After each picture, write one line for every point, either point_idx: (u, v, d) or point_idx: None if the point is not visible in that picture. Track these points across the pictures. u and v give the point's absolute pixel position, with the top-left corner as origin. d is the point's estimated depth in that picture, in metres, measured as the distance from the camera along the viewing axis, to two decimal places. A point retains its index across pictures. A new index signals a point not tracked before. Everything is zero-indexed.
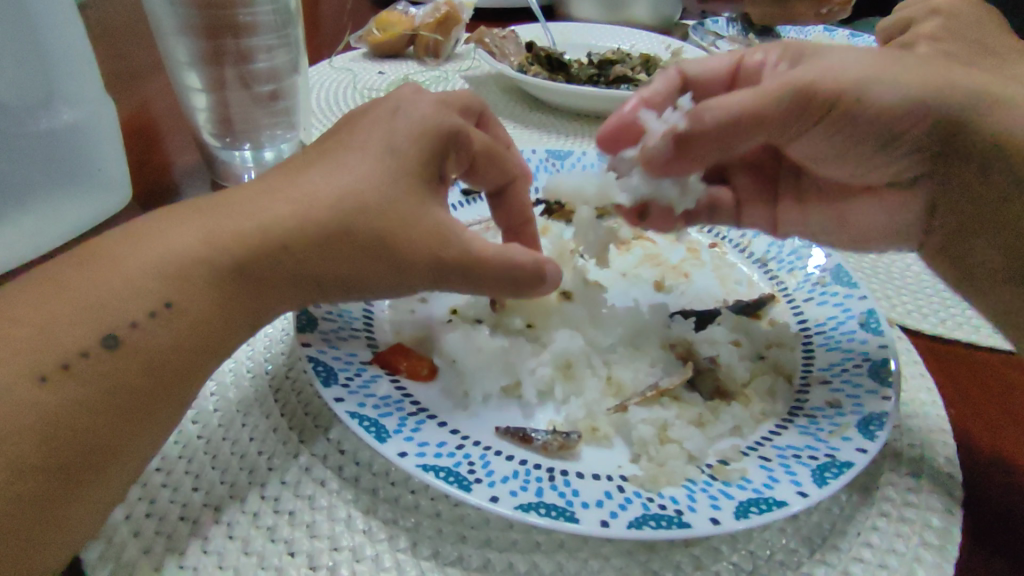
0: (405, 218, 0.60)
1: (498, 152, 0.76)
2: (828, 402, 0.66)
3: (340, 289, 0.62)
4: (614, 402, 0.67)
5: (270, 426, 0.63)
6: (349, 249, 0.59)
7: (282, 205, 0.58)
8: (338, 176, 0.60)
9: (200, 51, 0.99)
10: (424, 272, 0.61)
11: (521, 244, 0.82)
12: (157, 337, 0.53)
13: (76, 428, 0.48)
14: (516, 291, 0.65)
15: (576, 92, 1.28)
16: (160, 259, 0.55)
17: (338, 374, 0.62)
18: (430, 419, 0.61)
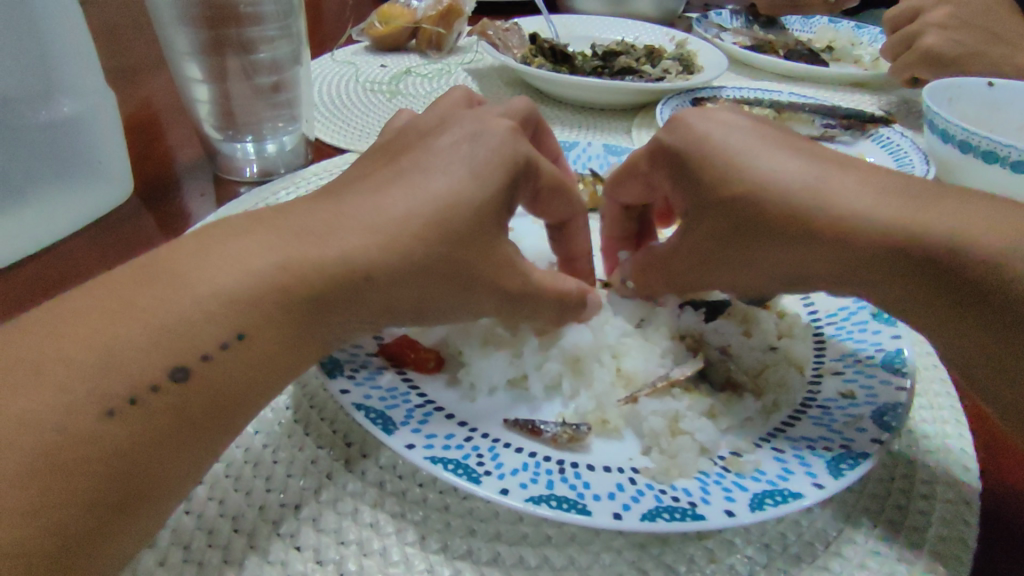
0: (477, 246, 0.59)
1: (564, 185, 0.70)
2: (841, 393, 0.65)
3: (409, 318, 0.61)
4: (625, 393, 0.66)
5: (279, 424, 0.62)
6: (413, 277, 0.57)
7: (358, 234, 0.56)
8: (394, 196, 0.58)
9: (200, 42, 0.98)
10: (491, 297, 0.63)
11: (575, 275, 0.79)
12: (227, 371, 0.50)
13: (140, 463, 0.46)
14: (563, 312, 0.68)
15: (580, 84, 1.27)
16: (225, 282, 0.51)
17: (344, 366, 0.62)
18: (438, 411, 0.60)
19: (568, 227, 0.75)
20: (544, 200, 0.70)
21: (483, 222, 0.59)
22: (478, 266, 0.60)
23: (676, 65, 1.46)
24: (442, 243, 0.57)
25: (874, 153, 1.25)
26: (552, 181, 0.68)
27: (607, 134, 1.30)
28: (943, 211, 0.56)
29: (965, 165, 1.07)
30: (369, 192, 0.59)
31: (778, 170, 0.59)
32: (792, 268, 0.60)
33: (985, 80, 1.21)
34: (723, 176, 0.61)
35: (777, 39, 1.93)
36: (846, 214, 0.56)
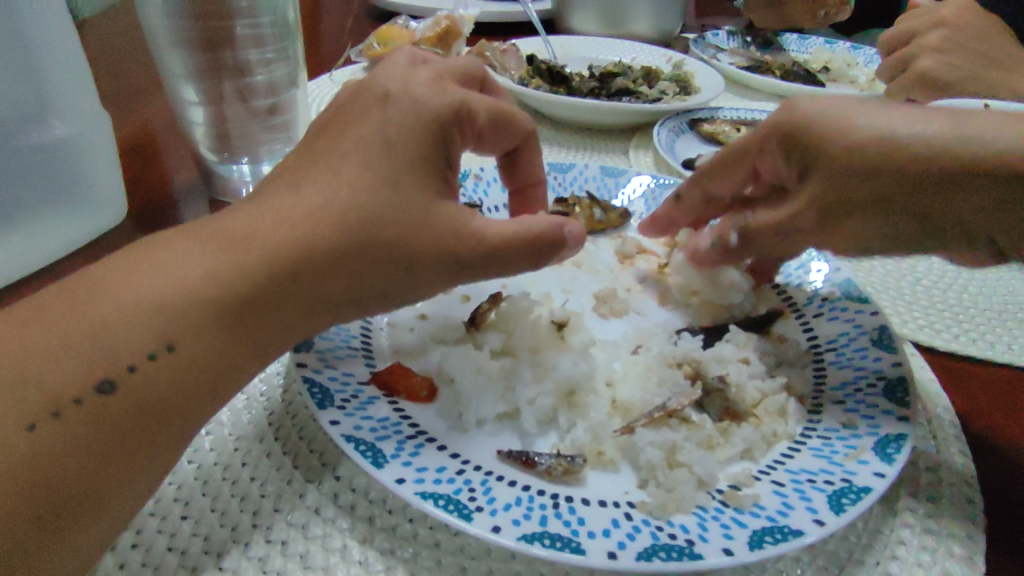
0: (415, 225, 0.57)
1: (504, 116, 0.69)
2: (842, 422, 0.63)
3: (348, 303, 0.59)
4: (622, 424, 0.64)
5: (256, 437, 0.63)
6: (353, 264, 0.56)
7: (284, 229, 0.55)
8: (328, 186, 0.56)
9: (195, 64, 0.98)
10: (439, 269, 0.59)
11: (525, 206, 0.84)
12: (154, 382, 0.50)
13: (59, 474, 0.46)
14: (533, 261, 0.62)
15: (576, 104, 1.27)
16: (152, 295, 0.51)
17: (334, 397, 0.60)
18: (430, 443, 0.59)
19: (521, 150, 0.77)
20: (487, 135, 0.70)
21: (416, 199, 0.57)
22: (416, 242, 0.57)
23: (673, 86, 1.47)
24: (365, 224, 0.55)
25: None
26: (493, 115, 0.67)
27: (603, 155, 1.30)
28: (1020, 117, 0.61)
29: None
30: (303, 179, 0.57)
31: (841, 109, 0.62)
32: (893, 215, 0.62)
33: (980, 101, 1.21)
34: (878, 145, 0.59)
35: (774, 61, 1.94)
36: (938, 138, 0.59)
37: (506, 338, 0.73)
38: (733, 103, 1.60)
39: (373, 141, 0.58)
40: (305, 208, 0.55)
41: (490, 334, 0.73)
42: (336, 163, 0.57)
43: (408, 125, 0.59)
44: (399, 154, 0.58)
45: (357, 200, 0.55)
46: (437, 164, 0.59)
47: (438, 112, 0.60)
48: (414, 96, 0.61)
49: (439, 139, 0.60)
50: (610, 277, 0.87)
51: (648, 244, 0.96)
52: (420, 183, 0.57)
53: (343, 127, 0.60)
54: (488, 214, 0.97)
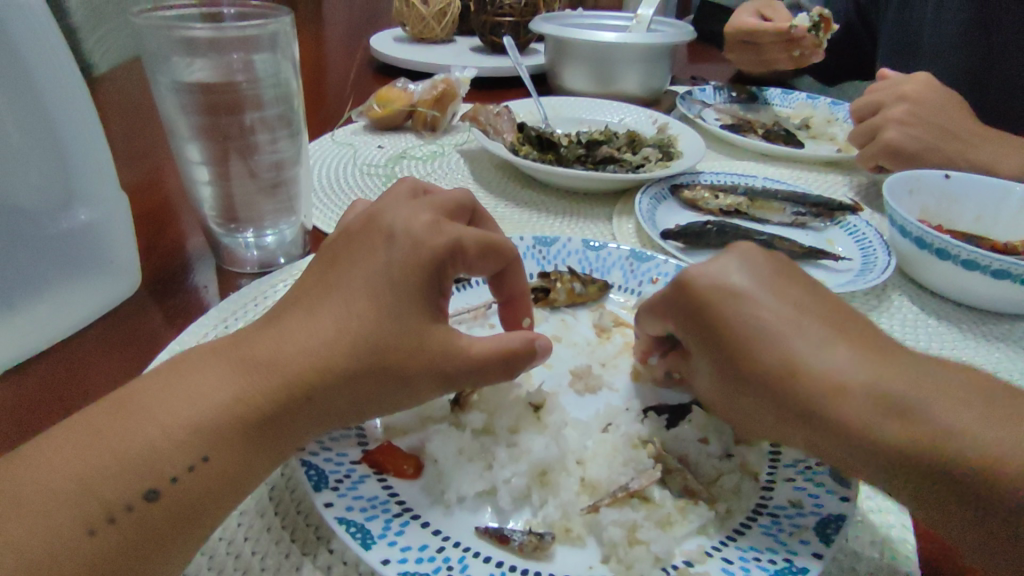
0: (412, 348, 0.66)
1: (489, 245, 0.77)
2: (790, 500, 0.70)
3: (352, 416, 0.66)
4: (590, 501, 0.70)
5: (257, 511, 0.69)
6: (357, 380, 0.64)
7: (302, 354, 0.63)
8: (341, 313, 0.65)
9: (209, 150, 1.06)
10: (429, 381, 0.67)
11: (516, 314, 0.91)
12: (191, 489, 0.58)
13: (113, 573, 0.54)
14: (508, 372, 0.71)
15: (560, 174, 1.35)
16: (192, 414, 0.60)
17: (328, 478, 0.67)
18: (414, 520, 0.66)
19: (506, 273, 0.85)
20: (478, 262, 0.77)
21: (416, 322, 0.66)
22: (410, 364, 0.66)
23: (656, 152, 1.56)
24: (370, 347, 0.64)
25: (841, 240, 1.32)
26: (480, 243, 0.75)
27: (588, 220, 1.37)
28: (931, 401, 0.65)
29: (921, 258, 1.14)
30: (319, 305, 0.66)
31: (754, 310, 0.69)
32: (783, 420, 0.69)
33: (940, 172, 1.30)
34: (763, 352, 0.67)
35: (755, 118, 2.03)
36: (833, 382, 0.65)
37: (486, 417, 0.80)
38: (714, 165, 1.69)
39: (375, 267, 0.67)
40: (323, 337, 0.64)
41: (473, 414, 0.79)
42: (344, 287, 0.66)
43: (408, 265, 0.67)
44: (403, 285, 0.66)
45: (362, 326, 0.64)
46: (432, 293, 0.68)
47: (438, 251, 0.69)
48: (414, 237, 0.68)
49: (439, 274, 0.69)
50: (586, 350, 0.94)
51: (625, 316, 1.03)
52: (416, 310, 0.66)
53: (351, 253, 0.69)
54: (475, 287, 1.04)
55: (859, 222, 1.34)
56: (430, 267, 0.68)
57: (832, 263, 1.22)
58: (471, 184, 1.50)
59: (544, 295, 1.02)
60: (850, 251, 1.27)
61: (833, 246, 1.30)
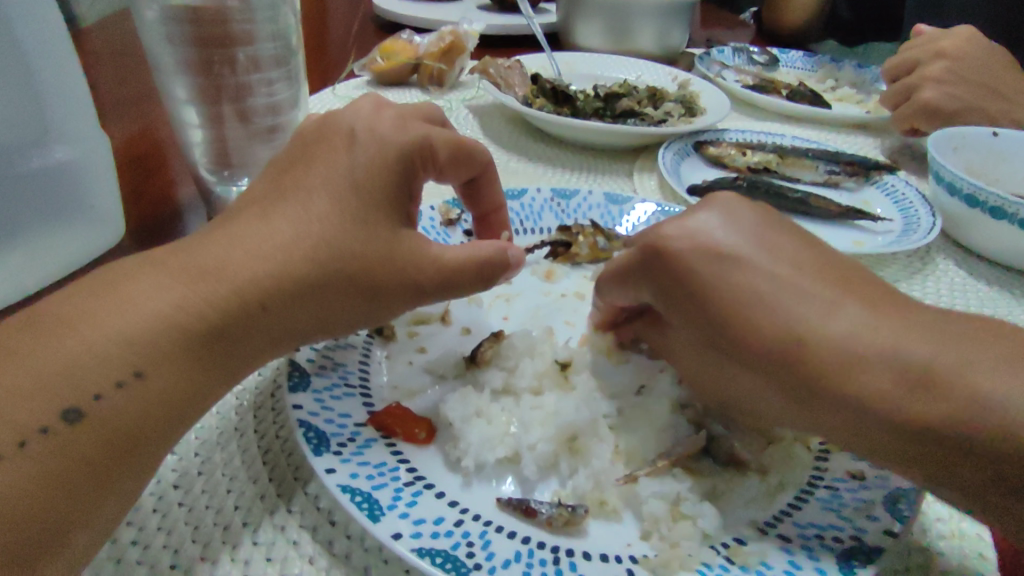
0: (381, 257, 0.57)
1: (465, 149, 0.69)
2: (851, 472, 0.62)
3: (313, 329, 0.58)
4: (625, 470, 0.62)
5: (250, 477, 0.62)
6: (317, 291, 0.55)
7: (253, 262, 0.53)
8: (297, 216, 0.56)
9: (195, 87, 0.96)
10: (403, 298, 0.59)
11: (490, 230, 0.84)
12: (124, 410, 0.47)
13: (30, 505, 0.43)
14: (486, 285, 0.63)
15: (577, 126, 1.25)
16: (125, 327, 0.49)
17: (330, 441, 0.59)
18: (427, 489, 0.58)
19: (480, 180, 0.78)
20: (449, 171, 0.69)
21: (383, 229, 0.57)
22: (379, 270, 0.57)
23: (678, 108, 1.45)
24: (331, 248, 0.55)
25: (879, 202, 1.21)
26: (453, 149, 0.67)
27: (606, 177, 1.28)
28: (929, 365, 0.55)
29: (970, 218, 1.04)
30: (273, 214, 0.56)
31: (763, 303, 0.58)
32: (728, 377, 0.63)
33: (987, 129, 1.20)
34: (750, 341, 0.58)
35: (778, 79, 1.93)
36: (832, 340, 0.56)
37: (505, 376, 0.71)
38: (738, 124, 1.59)
39: (340, 173, 0.58)
40: (276, 240, 0.54)
41: (490, 373, 0.71)
42: (305, 197, 0.56)
43: (373, 165, 0.58)
44: (369, 192, 0.58)
45: (325, 237, 0.55)
46: (400, 201, 0.59)
47: (402, 150, 0.60)
48: (379, 136, 0.60)
49: (405, 173, 0.60)
50: None
51: None
52: (385, 222, 0.58)
53: (328, 165, 0.58)
54: None
55: (899, 182, 1.24)
56: (393, 169, 0.59)
57: (870, 224, 1.11)
58: (480, 139, 1.40)
59: (565, 250, 0.94)
60: (889, 211, 1.17)
61: (870, 207, 1.19)
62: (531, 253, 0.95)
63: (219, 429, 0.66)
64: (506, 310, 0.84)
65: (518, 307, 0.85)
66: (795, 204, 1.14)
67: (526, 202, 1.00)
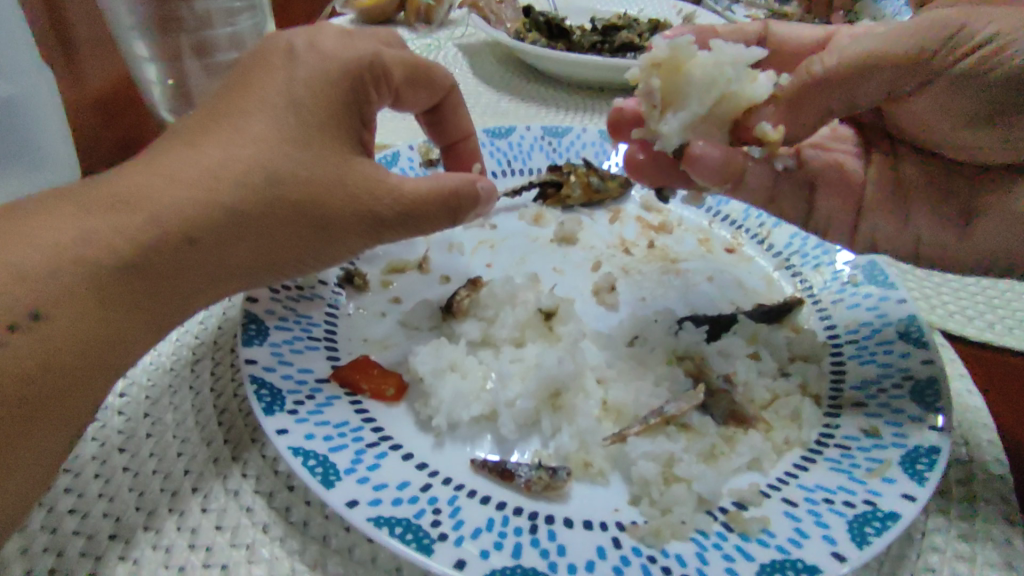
0: (330, 183, 0.51)
1: (422, 70, 0.63)
2: (864, 430, 0.56)
3: (260, 268, 0.53)
4: (614, 429, 0.56)
5: (203, 438, 0.57)
6: (252, 223, 0.49)
7: (175, 190, 0.47)
8: (228, 137, 0.49)
9: (144, 15, 0.86)
10: (355, 229, 0.53)
11: (458, 161, 0.77)
12: (25, 357, 0.41)
13: None
14: (452, 219, 0.57)
15: (571, 60, 1.15)
16: (23, 261, 0.42)
17: (285, 398, 0.53)
18: (394, 451, 0.53)
19: (444, 105, 0.71)
20: (407, 95, 0.64)
21: (330, 152, 0.51)
22: (328, 198, 0.51)
23: None
24: (270, 172, 0.49)
25: None
26: (408, 70, 0.61)
27: (604, 115, 1.18)
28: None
29: None
30: (201, 140, 0.49)
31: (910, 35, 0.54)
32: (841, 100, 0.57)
33: None
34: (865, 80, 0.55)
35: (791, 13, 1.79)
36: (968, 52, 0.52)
37: (486, 326, 0.65)
38: None
39: (279, 92, 0.51)
40: (204, 167, 0.48)
41: (468, 324, 0.65)
42: (238, 117, 0.50)
43: (315, 82, 0.52)
44: (311, 112, 0.51)
45: (262, 160, 0.49)
46: (351, 123, 0.53)
47: (349, 66, 0.53)
48: (321, 49, 0.53)
49: (355, 95, 0.53)
50: (606, 255, 0.79)
51: (651, 218, 0.86)
52: (332, 142, 0.51)
53: (263, 83, 0.51)
54: None
55: None
56: (339, 88, 0.52)
57: None
58: (469, 77, 1.30)
59: (556, 192, 0.87)
60: None
61: None
62: (519, 196, 0.87)
63: (171, 388, 0.61)
64: (490, 257, 0.77)
65: (503, 254, 0.78)
66: None
67: (514, 141, 0.92)
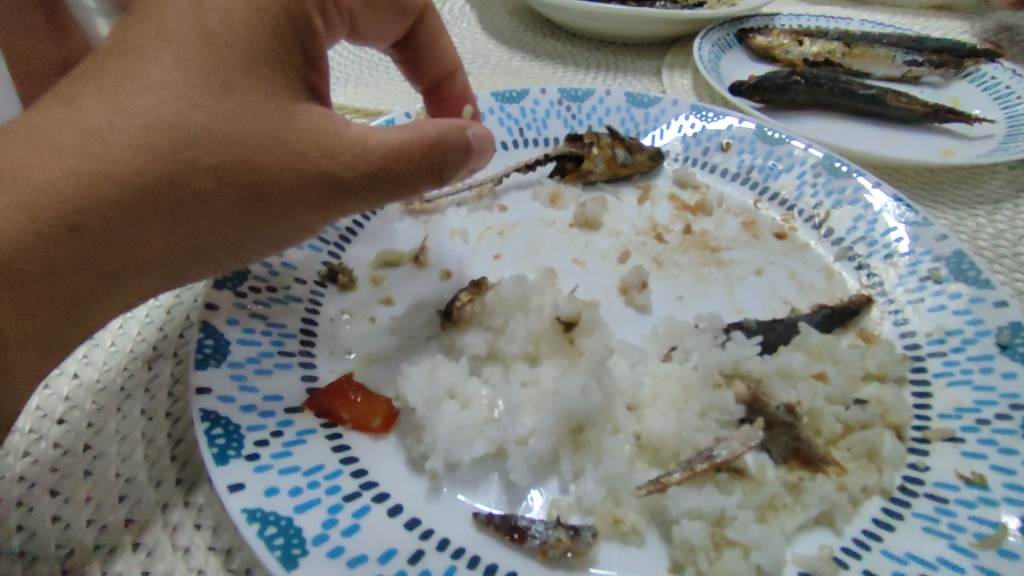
0: (262, 139, 0.40)
1: None
2: (963, 476, 0.44)
3: (189, 254, 0.43)
4: (650, 471, 0.46)
5: (152, 478, 0.47)
6: (161, 200, 0.39)
7: (52, 158, 0.38)
8: (123, 87, 0.39)
9: None
10: (303, 201, 0.42)
11: (444, 105, 0.65)
12: None
13: None
14: (438, 179, 0.44)
15: (594, 9, 1.01)
16: None
17: (245, 440, 0.43)
18: (378, 503, 0.43)
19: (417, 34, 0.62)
20: (365, 25, 0.58)
21: (261, 101, 0.41)
22: (261, 164, 0.40)
23: None
24: (175, 128, 0.39)
25: (972, 99, 0.96)
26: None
27: (630, 75, 1.03)
28: None
29: None
30: (89, 91, 0.39)
31: None
32: None
33: None
34: None
35: None
36: None
37: (493, 337, 0.54)
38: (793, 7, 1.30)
39: (190, 27, 0.41)
40: (87, 129, 0.38)
41: (471, 335, 0.54)
42: (137, 63, 0.40)
43: (234, 11, 0.42)
44: (230, 49, 0.41)
45: (165, 114, 0.39)
46: (290, 65, 0.44)
47: None
48: None
49: (293, 29, 0.44)
50: (635, 242, 0.67)
51: (686, 197, 0.73)
52: (259, 89, 0.41)
53: (165, 16, 0.42)
54: None
55: (1001, 71, 0.98)
56: (266, 16, 0.43)
57: (962, 127, 0.86)
58: (478, 32, 1.15)
59: (576, 166, 0.74)
60: (988, 109, 0.92)
61: (961, 106, 0.94)
62: (533, 172, 0.75)
63: (119, 411, 0.51)
64: (498, 246, 0.66)
65: (514, 243, 0.66)
66: (867, 104, 0.86)
67: (527, 106, 0.79)
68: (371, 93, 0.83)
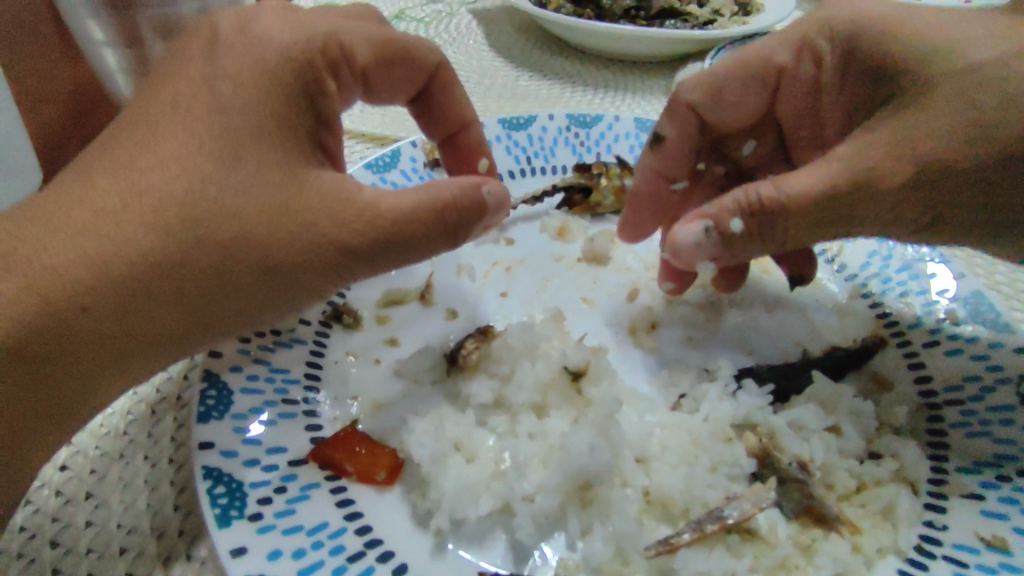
0: (272, 211, 0.40)
1: (392, 39, 0.51)
2: (982, 538, 0.43)
3: (201, 327, 0.42)
4: (658, 529, 0.45)
5: (155, 528, 0.46)
6: (171, 276, 0.39)
7: (66, 240, 0.39)
8: (136, 165, 0.40)
9: None
10: (314, 269, 0.41)
11: (461, 155, 0.63)
12: None
13: None
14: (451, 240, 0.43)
15: (604, 30, 1.00)
16: None
17: (247, 498, 0.43)
18: (382, 563, 0.42)
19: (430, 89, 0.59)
20: (380, 82, 0.53)
21: (270, 169, 0.41)
22: (270, 233, 0.40)
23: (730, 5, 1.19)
24: (186, 206, 0.39)
25: None
26: (378, 50, 0.50)
27: (640, 95, 1.02)
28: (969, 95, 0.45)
29: None
30: (103, 169, 0.41)
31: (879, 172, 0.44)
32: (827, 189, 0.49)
33: None
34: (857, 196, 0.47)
35: None
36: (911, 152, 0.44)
37: (500, 385, 0.53)
38: None
39: (199, 100, 0.42)
40: (99, 208, 0.40)
41: (477, 382, 0.53)
42: (151, 140, 0.41)
43: (243, 76, 0.42)
44: (241, 119, 0.41)
45: (176, 192, 0.40)
46: (302, 127, 0.43)
47: (288, 50, 0.43)
48: (251, 32, 0.43)
49: (304, 89, 0.43)
50: (643, 278, 0.66)
51: None
52: (270, 156, 0.41)
53: (178, 89, 0.42)
54: None
55: None
56: (277, 77, 0.42)
57: None
58: (486, 50, 1.14)
59: (584, 198, 0.73)
60: None
61: None
62: (540, 203, 0.74)
63: (122, 458, 0.50)
64: (505, 283, 0.65)
65: (521, 279, 0.65)
66: None
67: (534, 133, 0.78)
68: (378, 117, 0.83)
